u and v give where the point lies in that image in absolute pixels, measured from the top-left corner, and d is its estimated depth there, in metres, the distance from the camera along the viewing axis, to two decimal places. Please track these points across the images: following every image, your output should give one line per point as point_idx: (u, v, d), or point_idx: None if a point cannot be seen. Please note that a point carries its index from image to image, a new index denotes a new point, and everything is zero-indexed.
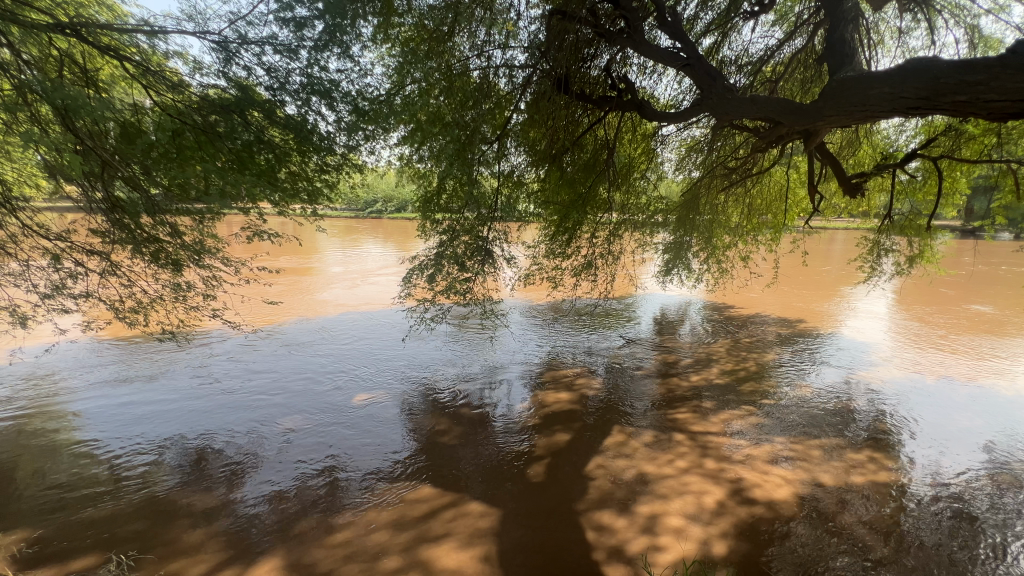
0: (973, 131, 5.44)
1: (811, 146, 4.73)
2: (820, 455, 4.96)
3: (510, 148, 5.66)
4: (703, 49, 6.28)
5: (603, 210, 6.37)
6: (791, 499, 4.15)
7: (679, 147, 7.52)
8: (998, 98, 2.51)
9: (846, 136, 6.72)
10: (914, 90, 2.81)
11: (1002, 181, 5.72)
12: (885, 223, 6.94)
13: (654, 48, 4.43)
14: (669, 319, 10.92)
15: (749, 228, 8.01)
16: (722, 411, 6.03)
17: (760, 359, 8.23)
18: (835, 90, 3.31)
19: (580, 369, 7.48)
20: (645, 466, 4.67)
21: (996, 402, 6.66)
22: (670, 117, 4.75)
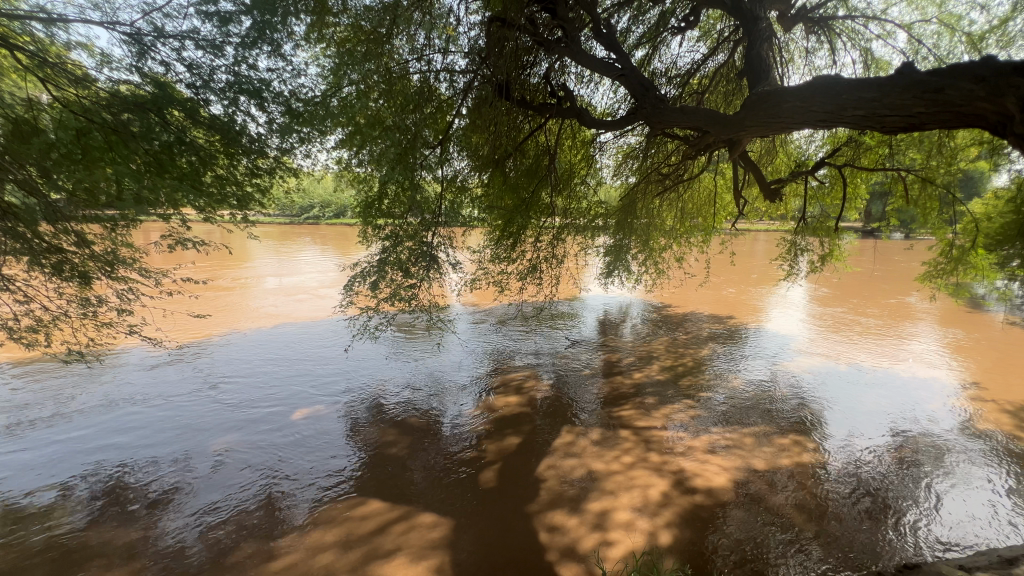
0: (870, 142, 6.09)
1: (734, 154, 5.03)
2: (752, 442, 5.32)
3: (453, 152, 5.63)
4: (636, 61, 6.59)
5: (546, 214, 6.58)
6: (727, 485, 4.40)
7: (617, 154, 7.81)
8: (890, 113, 2.79)
9: (765, 145, 7.28)
10: (820, 104, 3.09)
11: (894, 187, 6.46)
12: (799, 225, 7.63)
13: (590, 58, 4.66)
14: (611, 320, 11.30)
15: (682, 231, 8.46)
16: (662, 406, 6.30)
17: (695, 354, 8.70)
18: (754, 103, 3.57)
19: (528, 371, 7.55)
20: (594, 463, 4.79)
21: (898, 384, 7.43)
22: (607, 126, 4.91)
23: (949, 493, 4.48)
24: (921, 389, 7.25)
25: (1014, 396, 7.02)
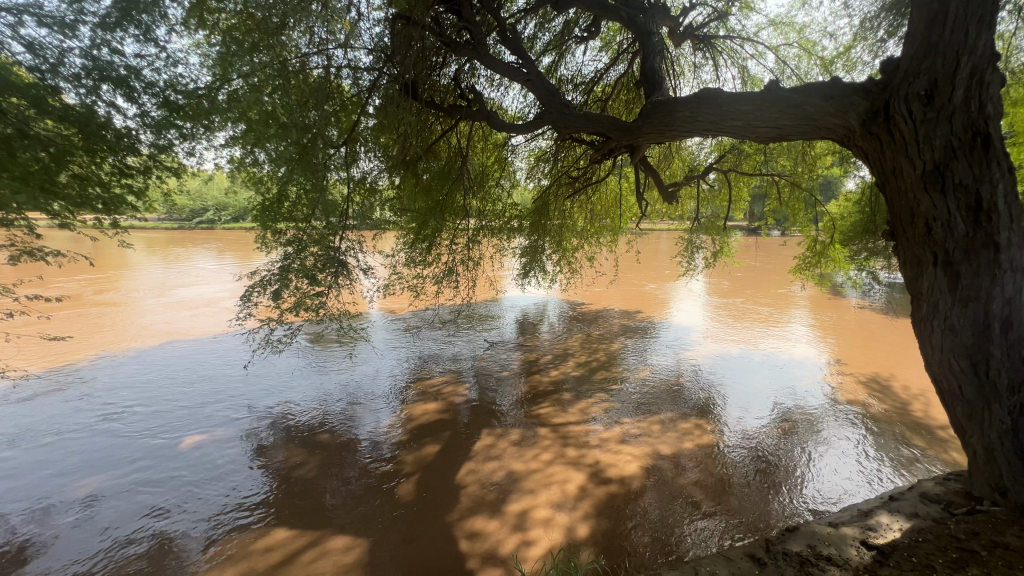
0: (748, 150, 6.80)
1: (635, 159, 5.35)
2: (659, 428, 5.69)
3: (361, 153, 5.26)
4: (543, 67, 6.76)
5: (460, 216, 6.51)
6: (638, 472, 4.66)
7: (529, 157, 7.95)
8: (761, 125, 3.10)
9: (662, 151, 7.83)
10: (705, 114, 3.35)
11: (770, 190, 7.29)
12: (694, 224, 8.31)
13: (498, 63, 4.68)
14: (529, 319, 11.52)
15: (592, 232, 8.80)
16: (579, 401, 6.54)
17: (608, 349, 9.14)
18: (650, 112, 3.81)
19: (447, 376, 7.45)
20: (514, 464, 4.83)
21: (779, 365, 8.39)
22: (516, 129, 4.97)
23: (820, 458, 5.13)
24: (798, 368, 8.24)
25: (867, 369, 8.23)
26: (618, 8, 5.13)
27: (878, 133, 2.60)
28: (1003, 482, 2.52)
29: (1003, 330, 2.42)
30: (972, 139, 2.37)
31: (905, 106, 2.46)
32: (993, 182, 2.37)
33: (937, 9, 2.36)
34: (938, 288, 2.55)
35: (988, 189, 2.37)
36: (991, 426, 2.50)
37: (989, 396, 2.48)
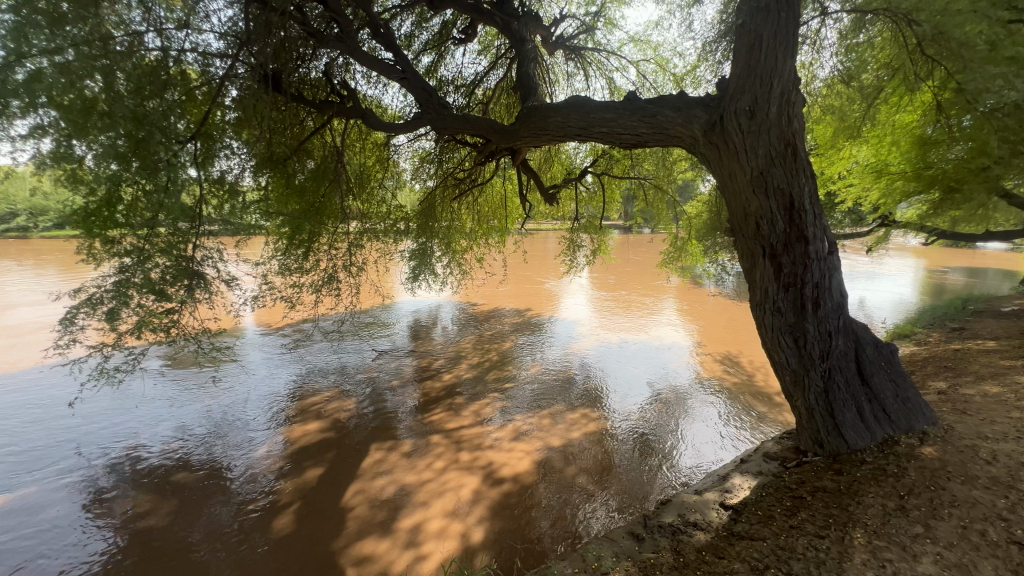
0: (618, 156, 7.38)
1: (516, 163, 5.48)
2: (549, 421, 5.92)
3: (224, 145, 4.58)
4: (423, 67, 6.62)
5: (340, 220, 6.11)
6: (530, 468, 4.79)
7: (413, 157, 7.69)
8: (624, 134, 3.32)
9: (542, 154, 8.14)
10: (575, 121, 3.52)
11: (638, 192, 7.99)
12: (574, 224, 8.82)
13: (370, 58, 4.46)
14: (422, 324, 11.28)
15: (481, 233, 8.84)
16: (473, 403, 6.53)
17: (501, 348, 9.29)
18: (526, 116, 3.90)
19: (333, 391, 6.96)
20: (406, 477, 4.66)
21: (652, 350, 9.26)
22: (395, 129, 4.79)
23: (687, 431, 5.75)
24: (668, 352, 9.16)
25: (720, 348, 9.46)
26: (493, 13, 5.21)
27: (716, 142, 2.94)
28: (820, 435, 3.03)
29: (814, 309, 2.91)
30: (785, 150, 2.80)
31: (735, 120, 2.82)
32: (800, 186, 2.83)
33: (754, 37, 2.73)
34: (766, 277, 2.98)
35: (798, 192, 2.82)
36: (810, 390, 2.99)
37: (806, 364, 2.96)
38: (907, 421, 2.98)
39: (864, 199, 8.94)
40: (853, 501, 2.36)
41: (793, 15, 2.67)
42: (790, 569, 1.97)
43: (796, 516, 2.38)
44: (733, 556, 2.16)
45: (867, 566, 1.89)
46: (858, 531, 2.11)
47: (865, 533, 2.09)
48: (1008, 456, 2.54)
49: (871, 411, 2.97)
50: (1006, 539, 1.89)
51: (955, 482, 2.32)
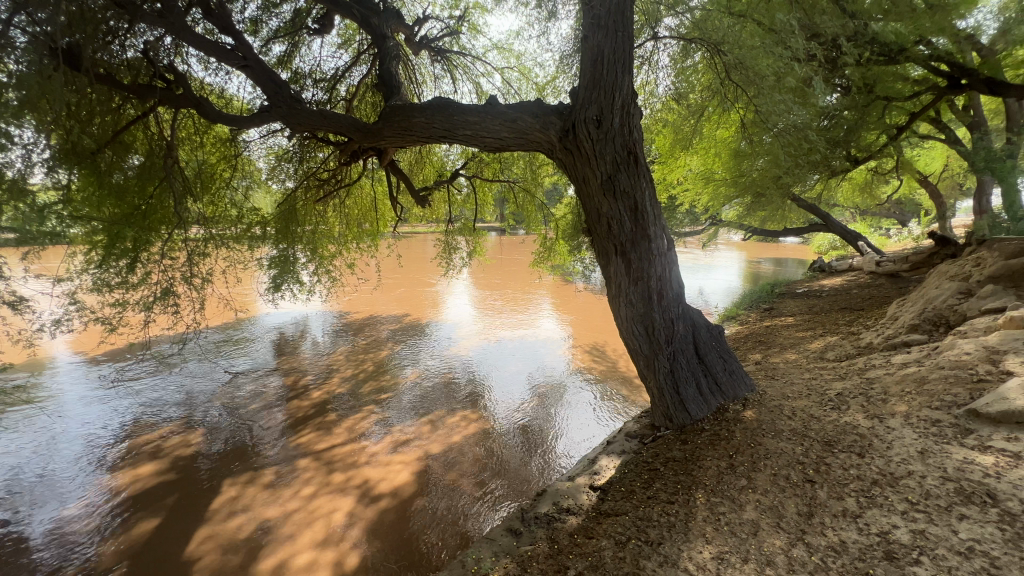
0: (488, 160, 7.53)
1: (384, 163, 5.24)
2: (429, 428, 5.80)
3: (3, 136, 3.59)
4: (274, 56, 6.00)
5: (177, 226, 5.26)
6: (409, 480, 4.63)
7: (268, 155, 6.87)
8: (490, 137, 3.37)
9: (413, 156, 7.94)
10: (439, 123, 3.47)
11: (509, 195, 8.24)
12: (449, 227, 8.78)
13: (200, 40, 3.90)
14: (287, 338, 10.28)
15: (351, 237, 8.26)
16: (346, 419, 6.12)
17: (378, 357, 8.87)
18: (389, 115, 3.74)
19: (174, 425, 5.98)
20: (267, 512, 4.17)
21: (529, 346, 9.64)
22: (237, 122, 4.24)
23: (564, 422, 6.05)
24: (545, 347, 9.61)
25: (590, 339, 10.20)
26: (349, 4, 4.94)
27: (571, 149, 3.14)
28: (669, 410, 3.42)
29: (658, 299, 3.27)
30: (628, 157, 3.10)
31: (585, 128, 3.04)
32: (642, 190, 3.15)
33: (596, 53, 2.96)
34: (619, 272, 3.27)
35: (640, 195, 3.14)
36: (659, 371, 3.36)
37: (655, 349, 3.33)
38: (734, 390, 3.50)
39: (698, 202, 10.36)
40: (696, 466, 2.70)
41: (628, 34, 2.95)
42: (647, 537, 2.17)
43: (652, 487, 2.65)
44: (601, 534, 2.32)
45: (707, 522, 2.16)
46: (700, 492, 2.42)
47: (705, 493, 2.40)
48: (803, 410, 3.12)
49: (707, 385, 3.44)
50: (803, 479, 2.30)
51: (768, 438, 2.77)
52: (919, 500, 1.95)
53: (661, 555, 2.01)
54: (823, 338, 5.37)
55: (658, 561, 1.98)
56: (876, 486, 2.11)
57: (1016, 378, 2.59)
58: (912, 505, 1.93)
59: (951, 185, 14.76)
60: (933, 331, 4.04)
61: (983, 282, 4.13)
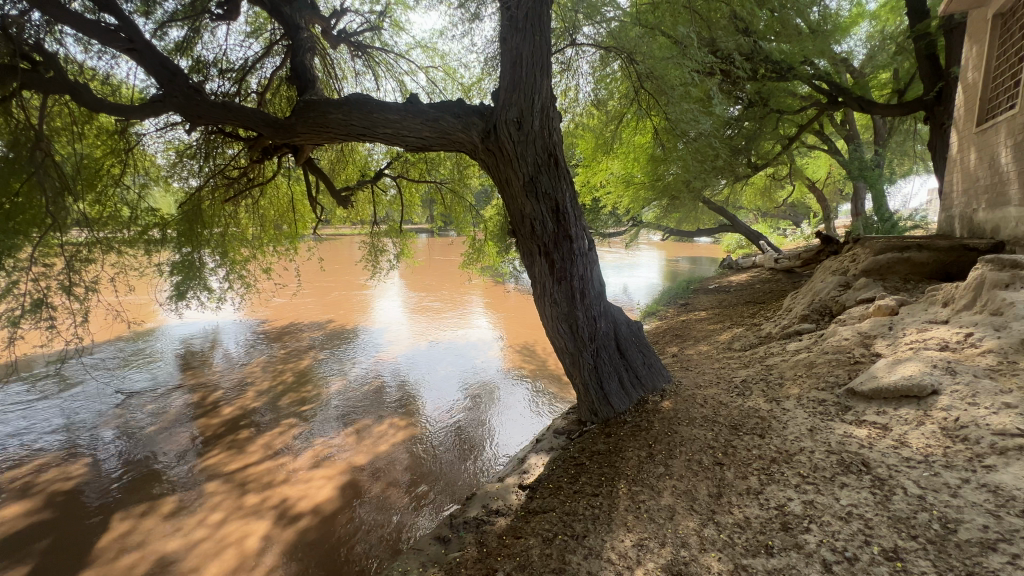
0: (413, 160, 7.37)
1: (301, 161, 4.93)
2: (355, 439, 5.55)
3: None
4: (171, 42, 5.46)
5: (54, 228, 4.61)
6: (333, 495, 4.39)
7: (167, 150, 6.21)
8: (410, 136, 3.28)
9: (334, 154, 7.54)
10: (357, 120, 3.32)
11: (436, 196, 8.11)
12: (374, 228, 8.47)
13: (74, 17, 3.44)
14: (194, 350, 9.40)
15: (266, 239, 7.64)
16: (262, 435, 5.69)
17: (299, 367, 8.36)
18: (302, 110, 3.52)
19: (52, 455, 5.23)
20: (168, 545, 3.77)
21: (461, 349, 9.55)
22: (123, 111, 3.78)
23: (497, 423, 6.05)
24: (477, 348, 9.58)
25: (521, 339, 10.32)
26: None
27: (493, 150, 3.15)
28: (595, 405, 3.54)
29: (581, 298, 3.37)
30: (549, 159, 3.16)
31: (506, 129, 3.06)
32: (563, 191, 3.23)
33: (515, 55, 2.99)
34: (543, 272, 3.33)
35: (561, 196, 3.22)
36: (584, 367, 3.47)
37: (580, 346, 3.43)
38: (653, 382, 3.70)
39: (619, 204, 10.84)
40: (619, 457, 2.81)
41: (545, 38, 3.02)
42: (573, 531, 2.22)
43: (579, 481, 2.72)
44: (529, 532, 2.34)
45: (628, 510, 2.25)
46: (622, 483, 2.52)
47: (627, 483, 2.51)
48: (713, 397, 3.35)
49: (628, 378, 3.60)
50: (713, 462, 2.47)
51: (683, 426, 2.95)
52: (808, 473, 2.16)
53: (586, 547, 2.06)
54: (731, 330, 5.81)
55: (583, 554, 2.03)
56: (774, 464, 2.31)
57: (884, 360, 2.96)
58: (803, 478, 2.14)
59: (833, 190, 16.71)
60: (819, 320, 4.53)
61: (857, 276, 4.69)
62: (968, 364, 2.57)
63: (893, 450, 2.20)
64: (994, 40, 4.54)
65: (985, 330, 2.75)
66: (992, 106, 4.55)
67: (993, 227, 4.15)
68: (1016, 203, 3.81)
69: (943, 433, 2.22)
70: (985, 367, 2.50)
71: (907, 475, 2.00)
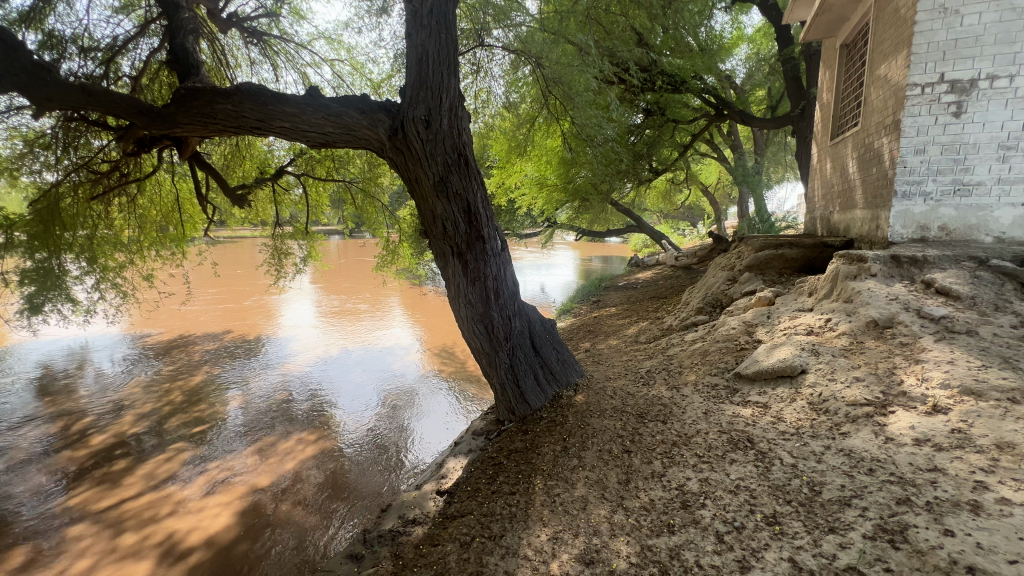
0: (319, 157, 6.91)
1: (186, 156, 4.41)
2: (258, 459, 5.10)
3: None
4: (13, 10, 4.64)
5: None
6: (230, 523, 3.99)
7: (10, 138, 5.26)
8: (310, 130, 3.07)
9: (227, 149, 6.85)
10: (251, 111, 3.05)
11: (346, 196, 7.68)
12: (277, 230, 7.85)
13: None
14: (58, 371, 8.11)
15: (146, 243, 6.74)
16: (143, 464, 5.03)
17: (191, 385, 7.52)
18: (183, 97, 3.15)
19: None
20: None
21: (377, 355, 9.19)
22: None
23: (418, 430, 5.88)
24: (394, 353, 9.27)
25: (440, 342, 10.15)
26: None
27: (401, 148, 3.06)
28: (512, 404, 3.57)
29: (496, 298, 3.38)
30: (459, 158, 3.13)
31: (414, 127, 2.98)
32: (474, 191, 3.21)
33: (420, 52, 2.94)
34: (457, 273, 3.30)
35: (472, 197, 3.20)
36: (500, 367, 3.49)
37: (496, 345, 3.45)
38: (566, 377, 3.82)
39: (534, 206, 11.05)
40: (535, 454, 2.87)
41: (451, 37, 3.00)
42: (491, 532, 2.22)
43: (496, 481, 2.73)
44: (446, 539, 2.29)
45: (544, 505, 2.30)
46: (538, 478, 2.57)
47: (543, 478, 2.56)
48: (621, 389, 3.54)
49: (544, 375, 3.68)
50: (623, 450, 2.60)
51: (595, 418, 3.08)
52: (703, 453, 2.36)
53: (503, 547, 2.07)
54: (639, 324, 6.17)
55: (500, 554, 2.03)
56: (674, 447, 2.49)
57: (764, 346, 3.31)
58: (699, 458, 2.33)
59: (723, 194, 18.51)
60: (711, 312, 4.97)
61: (742, 270, 5.22)
62: (828, 346, 2.96)
63: (772, 426, 2.47)
64: (842, 67, 5.31)
65: (840, 315, 3.19)
66: (841, 123, 5.31)
67: (845, 226, 4.82)
68: (861, 206, 4.47)
69: (810, 407, 2.54)
70: (841, 348, 2.89)
71: (782, 446, 2.26)
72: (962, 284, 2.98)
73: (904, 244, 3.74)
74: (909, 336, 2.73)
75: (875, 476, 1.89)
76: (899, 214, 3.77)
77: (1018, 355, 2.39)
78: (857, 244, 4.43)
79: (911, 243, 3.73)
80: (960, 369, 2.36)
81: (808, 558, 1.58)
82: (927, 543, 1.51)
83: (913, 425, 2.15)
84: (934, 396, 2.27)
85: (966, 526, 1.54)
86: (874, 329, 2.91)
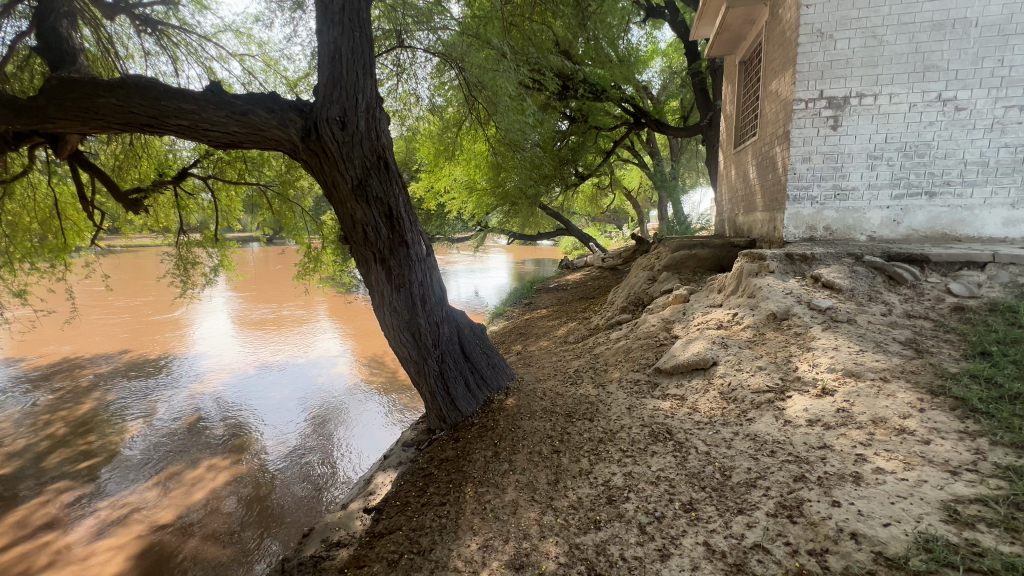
0: (228, 158, 6.39)
1: (63, 155, 3.89)
2: (161, 492, 4.60)
3: None
4: None
5: None
6: (125, 568, 3.55)
7: None
8: (210, 128, 2.82)
9: (118, 148, 6.16)
10: (140, 106, 2.74)
11: (261, 200, 7.17)
12: (182, 237, 7.16)
13: None
14: None
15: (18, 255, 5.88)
16: (13, 511, 4.35)
17: (78, 414, 6.64)
18: (56, 90, 2.78)
19: None
20: None
21: (301, 368, 8.66)
22: None
23: (346, 444, 5.60)
24: (320, 365, 8.78)
25: (370, 351, 9.77)
26: None
27: (315, 150, 2.90)
28: (442, 411, 3.50)
29: (422, 304, 3.30)
30: (378, 161, 3.01)
31: (328, 129, 2.83)
32: (396, 195, 3.12)
33: (333, 50, 2.81)
34: (381, 280, 3.19)
35: (393, 201, 3.10)
36: (429, 375, 3.41)
37: (423, 353, 3.36)
38: (497, 380, 3.82)
39: (464, 210, 10.96)
40: (466, 461, 2.83)
41: (365, 36, 2.91)
42: (420, 546, 2.15)
43: (426, 493, 2.66)
44: (373, 559, 2.19)
45: (474, 513, 2.27)
46: (469, 486, 2.54)
47: (473, 485, 2.53)
48: (551, 390, 3.59)
49: (474, 380, 3.65)
50: (552, 450, 2.63)
51: (525, 420, 3.10)
52: (627, 447, 2.45)
53: (432, 561, 2.01)
54: (570, 325, 6.31)
55: (429, 568, 1.97)
56: (601, 444, 2.56)
57: (680, 341, 3.51)
58: (623, 452, 2.41)
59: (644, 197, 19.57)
60: (635, 310, 5.21)
61: (661, 270, 5.52)
62: (735, 338, 3.19)
63: (688, 417, 2.62)
64: (742, 82, 5.79)
65: (745, 310, 3.46)
66: (742, 133, 5.79)
67: (748, 227, 5.25)
68: (760, 210, 4.89)
69: (721, 396, 2.72)
70: (746, 340, 3.13)
71: (697, 436, 2.40)
72: (843, 278, 3.34)
73: (797, 243, 4.14)
74: (802, 326, 3.02)
75: (776, 457, 2.06)
76: (792, 216, 4.17)
77: (888, 339, 2.73)
78: (758, 244, 4.84)
79: (802, 242, 4.14)
80: (842, 354, 2.64)
81: (720, 540, 1.69)
82: (818, 515, 1.67)
83: (806, 407, 2.37)
84: (823, 379, 2.53)
85: (850, 496, 1.72)
86: (773, 321, 3.19)
